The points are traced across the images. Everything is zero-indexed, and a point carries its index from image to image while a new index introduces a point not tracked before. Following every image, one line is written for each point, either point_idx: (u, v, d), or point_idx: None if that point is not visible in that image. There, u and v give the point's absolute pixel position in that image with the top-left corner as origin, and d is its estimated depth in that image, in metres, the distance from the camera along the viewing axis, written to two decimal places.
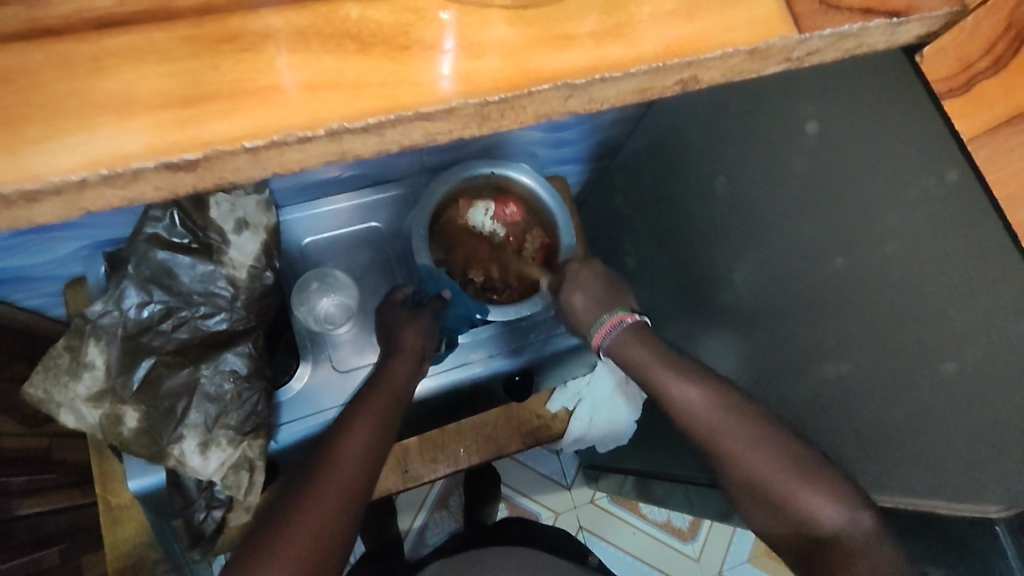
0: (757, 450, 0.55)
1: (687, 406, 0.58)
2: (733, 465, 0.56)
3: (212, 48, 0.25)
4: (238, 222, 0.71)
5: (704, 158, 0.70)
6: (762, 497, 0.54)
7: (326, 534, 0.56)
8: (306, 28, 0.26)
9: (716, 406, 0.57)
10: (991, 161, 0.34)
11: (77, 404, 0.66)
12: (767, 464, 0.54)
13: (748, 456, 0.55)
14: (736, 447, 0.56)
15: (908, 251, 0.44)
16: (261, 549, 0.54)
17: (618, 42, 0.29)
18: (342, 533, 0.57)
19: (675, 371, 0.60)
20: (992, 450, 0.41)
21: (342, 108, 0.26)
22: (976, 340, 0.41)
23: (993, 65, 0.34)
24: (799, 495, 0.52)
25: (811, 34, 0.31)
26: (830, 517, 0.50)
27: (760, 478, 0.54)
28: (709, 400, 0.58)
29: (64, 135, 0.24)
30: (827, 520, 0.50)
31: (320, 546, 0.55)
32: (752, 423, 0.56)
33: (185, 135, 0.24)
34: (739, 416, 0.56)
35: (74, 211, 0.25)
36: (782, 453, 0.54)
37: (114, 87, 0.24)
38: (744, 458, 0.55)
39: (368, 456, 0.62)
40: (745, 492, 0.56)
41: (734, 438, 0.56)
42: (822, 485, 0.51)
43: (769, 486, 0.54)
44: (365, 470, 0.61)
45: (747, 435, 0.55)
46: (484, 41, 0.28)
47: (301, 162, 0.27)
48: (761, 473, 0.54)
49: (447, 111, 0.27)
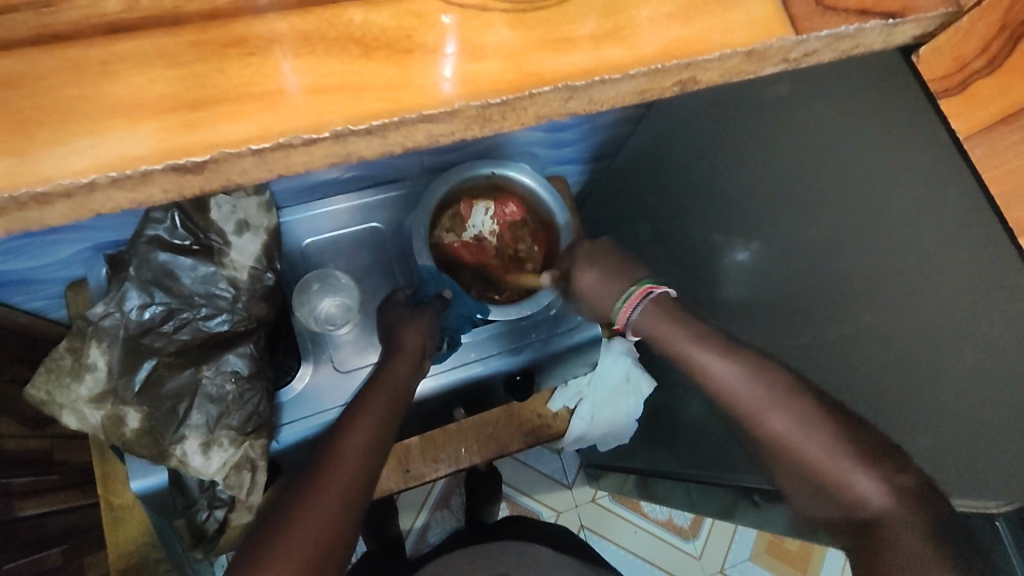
0: (807, 426, 0.51)
1: (720, 383, 0.55)
2: (774, 439, 0.52)
3: (219, 53, 0.26)
4: (238, 223, 0.72)
5: (702, 158, 0.71)
6: (806, 475, 0.51)
7: (329, 533, 0.56)
8: (311, 33, 0.27)
9: (750, 380, 0.54)
10: (988, 158, 0.34)
11: (79, 406, 0.67)
12: (809, 435, 0.51)
13: (788, 429, 0.51)
14: (781, 424, 0.52)
15: (906, 247, 0.45)
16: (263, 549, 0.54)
17: (617, 44, 0.30)
18: (342, 533, 0.57)
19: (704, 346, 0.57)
20: (990, 444, 0.42)
21: (346, 111, 0.26)
22: (973, 336, 0.41)
23: (988, 65, 0.34)
24: (851, 476, 0.48)
25: (808, 35, 0.31)
26: (879, 500, 0.46)
27: (808, 457, 0.50)
28: (746, 375, 0.54)
29: (74, 139, 0.24)
30: (872, 497, 0.47)
31: (324, 545, 0.55)
32: (794, 396, 0.52)
33: (192, 138, 0.25)
34: (787, 393, 0.52)
35: (83, 213, 0.25)
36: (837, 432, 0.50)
37: (122, 90, 0.25)
38: (788, 431, 0.52)
39: (370, 455, 0.62)
40: (784, 467, 0.52)
41: (780, 415, 0.52)
42: (879, 470, 0.47)
43: (815, 465, 0.50)
44: (367, 468, 0.61)
45: (793, 412, 0.51)
46: (485, 44, 0.28)
47: (305, 164, 0.27)
48: (801, 446, 0.51)
49: (450, 113, 0.27)
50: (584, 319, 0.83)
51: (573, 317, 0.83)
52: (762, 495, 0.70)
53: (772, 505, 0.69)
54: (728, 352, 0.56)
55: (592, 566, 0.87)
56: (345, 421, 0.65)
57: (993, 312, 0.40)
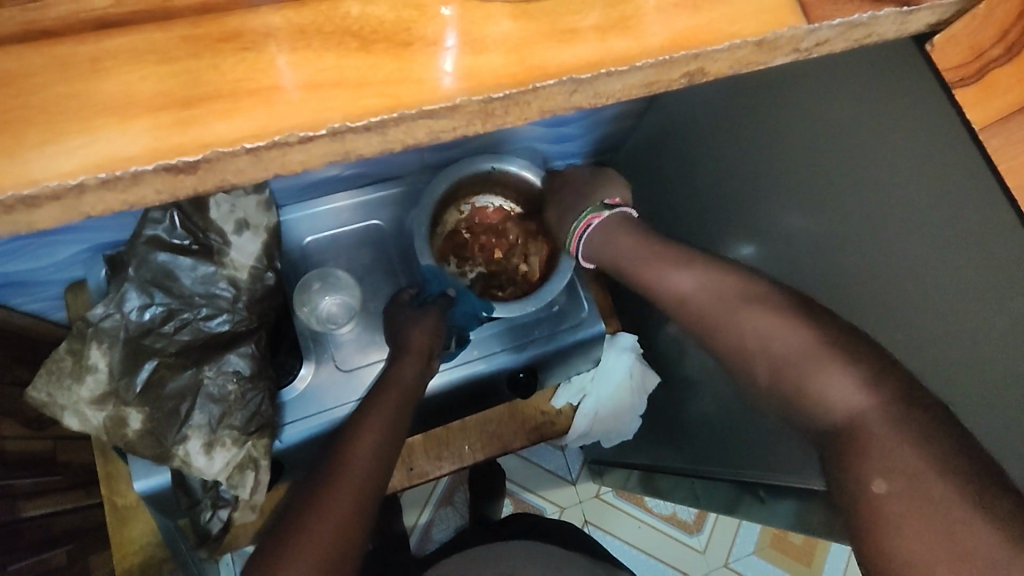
0: (773, 322, 0.46)
1: (684, 294, 0.54)
2: (740, 344, 0.48)
3: (211, 48, 0.25)
4: (238, 222, 0.71)
5: (706, 151, 0.70)
6: (776, 385, 0.46)
7: (344, 533, 0.55)
8: (306, 26, 0.26)
9: (718, 287, 0.51)
10: (1005, 149, 0.33)
11: (81, 407, 0.65)
12: (788, 337, 0.45)
13: (762, 332, 0.47)
14: (747, 326, 0.48)
15: (918, 240, 0.44)
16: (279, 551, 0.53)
17: (623, 35, 0.29)
18: (358, 532, 0.56)
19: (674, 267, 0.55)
20: (1003, 443, 0.41)
21: (345, 107, 0.25)
22: (987, 330, 0.40)
23: (1006, 53, 0.33)
24: (815, 373, 0.43)
25: (820, 25, 0.30)
26: (848, 396, 0.41)
27: (772, 355, 0.46)
28: (709, 281, 0.52)
29: (63, 138, 0.23)
30: (843, 400, 0.41)
31: (339, 545, 0.54)
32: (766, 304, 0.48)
33: (185, 137, 0.24)
34: (751, 294, 0.49)
35: (74, 215, 0.25)
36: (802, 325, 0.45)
37: (113, 88, 0.24)
38: (754, 334, 0.47)
39: (381, 457, 0.62)
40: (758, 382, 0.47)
41: (745, 314, 0.48)
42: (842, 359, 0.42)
43: (785, 365, 0.45)
44: (378, 470, 0.61)
45: (755, 309, 0.48)
46: (487, 36, 0.27)
47: (303, 163, 0.27)
48: (779, 349, 0.45)
49: (451, 108, 0.26)
50: (587, 316, 0.83)
51: (576, 313, 0.83)
52: (768, 490, 0.69)
53: (778, 500, 0.68)
54: (691, 265, 0.55)
55: (601, 563, 0.86)
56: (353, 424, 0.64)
57: (1006, 306, 0.39)
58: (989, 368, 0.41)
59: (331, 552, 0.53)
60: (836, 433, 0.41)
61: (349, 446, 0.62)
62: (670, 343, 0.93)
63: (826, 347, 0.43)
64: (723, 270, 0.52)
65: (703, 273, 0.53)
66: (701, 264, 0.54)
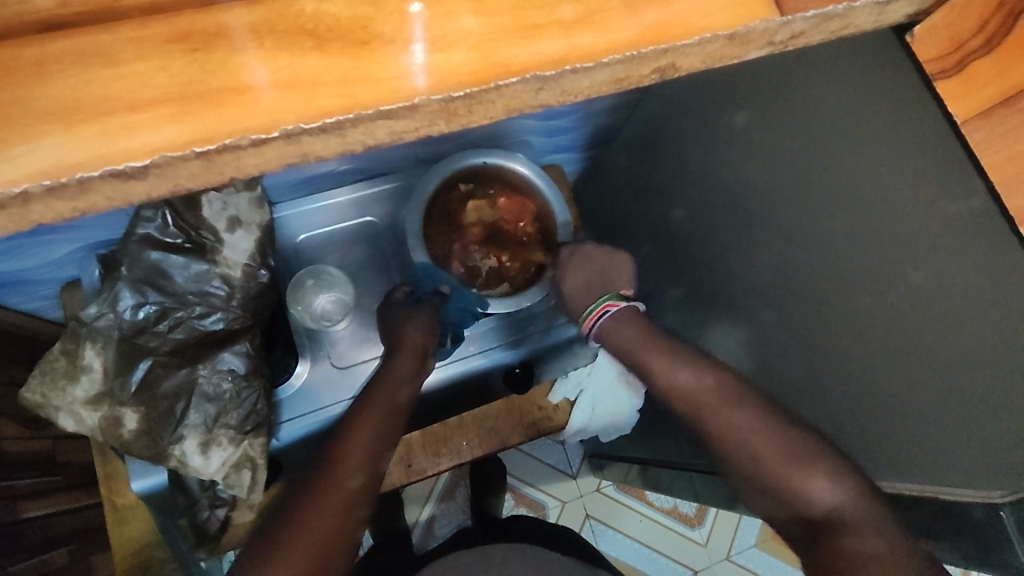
0: (753, 426, 0.53)
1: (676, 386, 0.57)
2: (724, 442, 0.54)
3: (161, 49, 0.24)
4: (231, 220, 0.69)
5: (697, 145, 0.69)
6: (754, 479, 0.52)
7: (332, 533, 0.55)
8: (261, 25, 0.25)
9: (710, 387, 0.56)
10: (988, 142, 0.33)
11: (75, 408, 0.65)
12: (761, 440, 0.52)
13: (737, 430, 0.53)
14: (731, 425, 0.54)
15: (914, 232, 0.43)
16: (272, 546, 0.53)
17: (589, 30, 0.28)
18: (350, 529, 0.56)
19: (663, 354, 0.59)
20: (1001, 442, 0.40)
21: (299, 107, 0.25)
22: (979, 326, 0.40)
23: (985, 45, 0.32)
24: (795, 474, 0.50)
25: (793, 16, 0.30)
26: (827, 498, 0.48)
27: (753, 456, 0.52)
28: (704, 386, 0.56)
29: (7, 145, 0.23)
30: (819, 496, 0.49)
31: (326, 544, 0.54)
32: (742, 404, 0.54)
33: (132, 142, 0.23)
34: (735, 397, 0.54)
35: (24, 223, 0.24)
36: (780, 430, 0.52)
37: (59, 92, 0.23)
38: (735, 430, 0.53)
39: (375, 455, 0.61)
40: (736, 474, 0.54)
41: (731, 416, 0.54)
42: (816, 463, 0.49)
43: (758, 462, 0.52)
44: (372, 469, 0.60)
45: (741, 415, 0.53)
46: (450, 33, 0.27)
47: (260, 166, 0.26)
48: (751, 448, 0.52)
49: (411, 108, 0.26)
50: None
51: None
52: None
53: None
54: (680, 360, 0.58)
55: (590, 566, 0.86)
56: (350, 419, 0.63)
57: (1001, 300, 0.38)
58: (979, 363, 0.40)
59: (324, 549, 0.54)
60: (814, 524, 0.48)
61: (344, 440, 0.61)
62: None
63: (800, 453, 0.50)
64: (711, 373, 0.57)
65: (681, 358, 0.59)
66: (691, 363, 0.58)
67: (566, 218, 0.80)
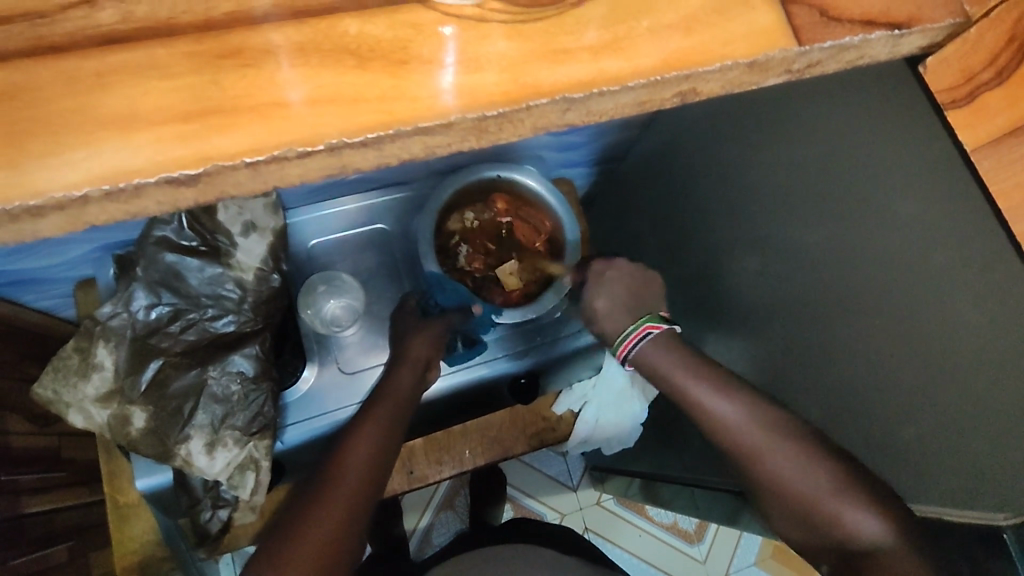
0: (798, 463, 0.52)
1: (725, 422, 0.56)
2: (775, 482, 0.54)
3: (213, 64, 0.26)
4: (245, 225, 0.71)
5: (708, 164, 0.70)
6: (800, 513, 0.53)
7: (331, 543, 0.56)
8: (306, 44, 0.27)
9: (759, 427, 0.54)
10: (996, 171, 0.34)
11: (86, 405, 0.66)
12: (812, 479, 0.52)
13: (789, 472, 0.53)
14: (781, 462, 0.53)
15: (922, 255, 0.44)
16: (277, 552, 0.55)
17: (615, 55, 0.29)
18: (352, 535, 0.58)
19: (708, 389, 0.57)
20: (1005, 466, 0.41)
21: (340, 123, 0.26)
22: (987, 348, 0.41)
23: (996, 78, 0.34)
24: (843, 509, 0.50)
25: (811, 46, 0.31)
26: (878, 534, 0.48)
27: (795, 486, 0.53)
28: (749, 414, 0.55)
29: (67, 151, 0.24)
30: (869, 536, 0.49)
31: (325, 552, 0.56)
32: (794, 439, 0.53)
33: (187, 150, 0.25)
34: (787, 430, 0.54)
35: (77, 224, 0.26)
36: (818, 466, 0.52)
37: (116, 103, 0.25)
38: (778, 465, 0.53)
39: (374, 467, 0.62)
40: (782, 507, 0.54)
41: (778, 454, 0.53)
42: (863, 496, 0.50)
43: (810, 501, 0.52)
44: (372, 481, 0.62)
45: (792, 457, 0.53)
46: (483, 55, 0.28)
47: (300, 176, 0.27)
48: (807, 489, 0.52)
49: (446, 125, 0.27)
50: None
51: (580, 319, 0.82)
52: None
53: None
54: (726, 391, 0.57)
55: (598, 566, 0.85)
56: (350, 430, 0.64)
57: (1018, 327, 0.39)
58: (987, 386, 0.41)
59: (324, 555, 0.56)
60: (860, 556, 0.50)
61: (344, 452, 0.62)
62: None
63: (849, 484, 0.50)
64: (756, 403, 0.55)
65: (731, 397, 0.56)
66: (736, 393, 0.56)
67: (576, 244, 0.81)
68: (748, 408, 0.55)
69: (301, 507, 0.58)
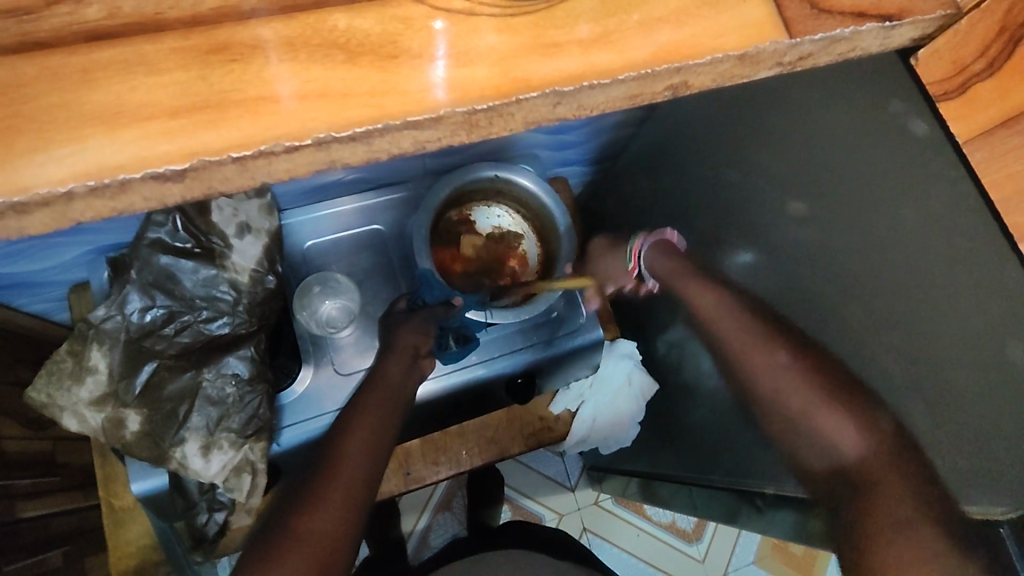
0: (790, 377, 0.55)
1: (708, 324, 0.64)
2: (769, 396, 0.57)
3: (201, 60, 0.26)
4: (240, 226, 0.71)
5: (702, 161, 0.70)
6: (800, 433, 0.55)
7: (328, 548, 0.55)
8: (294, 38, 0.26)
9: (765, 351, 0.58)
10: (988, 162, 0.34)
11: (80, 409, 0.65)
12: (800, 394, 0.54)
13: (782, 386, 0.56)
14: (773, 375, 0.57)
15: (917, 246, 0.44)
16: (275, 548, 0.54)
17: (606, 48, 0.29)
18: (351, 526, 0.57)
19: (695, 295, 0.66)
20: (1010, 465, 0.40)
21: (329, 117, 0.26)
22: (986, 341, 0.41)
23: (987, 68, 0.34)
24: (829, 422, 0.52)
25: (802, 39, 0.31)
26: (849, 442, 0.50)
27: (792, 402, 0.55)
28: (726, 321, 0.62)
29: (52, 148, 0.24)
30: (850, 445, 0.50)
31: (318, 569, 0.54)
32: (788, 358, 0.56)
33: (172, 146, 0.25)
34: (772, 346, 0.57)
35: (64, 222, 0.25)
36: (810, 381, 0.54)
37: (103, 99, 0.25)
38: (767, 377, 0.57)
39: (369, 469, 0.61)
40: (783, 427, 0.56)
41: (768, 363, 0.57)
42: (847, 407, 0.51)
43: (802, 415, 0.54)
44: (362, 492, 0.60)
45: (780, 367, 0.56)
46: (473, 49, 0.28)
47: (287, 172, 0.27)
48: (797, 405, 0.54)
49: (436, 119, 0.27)
50: (586, 322, 0.82)
51: (575, 318, 0.82)
52: (763, 499, 0.71)
53: (778, 510, 0.69)
54: (721, 308, 0.63)
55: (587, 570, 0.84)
56: (336, 441, 0.62)
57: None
58: (988, 378, 0.41)
59: (325, 546, 0.55)
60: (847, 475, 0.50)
61: (335, 454, 0.61)
62: (670, 350, 0.94)
63: (841, 396, 0.51)
64: (733, 310, 0.62)
65: (717, 299, 0.64)
66: (717, 302, 0.64)
67: (571, 241, 0.80)
68: (732, 315, 0.62)
69: (297, 507, 0.57)
